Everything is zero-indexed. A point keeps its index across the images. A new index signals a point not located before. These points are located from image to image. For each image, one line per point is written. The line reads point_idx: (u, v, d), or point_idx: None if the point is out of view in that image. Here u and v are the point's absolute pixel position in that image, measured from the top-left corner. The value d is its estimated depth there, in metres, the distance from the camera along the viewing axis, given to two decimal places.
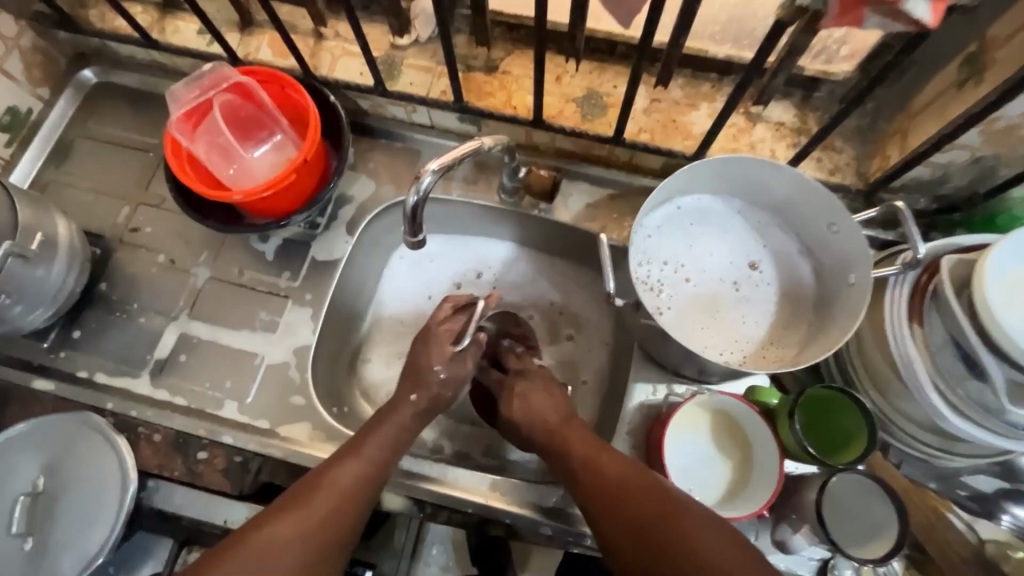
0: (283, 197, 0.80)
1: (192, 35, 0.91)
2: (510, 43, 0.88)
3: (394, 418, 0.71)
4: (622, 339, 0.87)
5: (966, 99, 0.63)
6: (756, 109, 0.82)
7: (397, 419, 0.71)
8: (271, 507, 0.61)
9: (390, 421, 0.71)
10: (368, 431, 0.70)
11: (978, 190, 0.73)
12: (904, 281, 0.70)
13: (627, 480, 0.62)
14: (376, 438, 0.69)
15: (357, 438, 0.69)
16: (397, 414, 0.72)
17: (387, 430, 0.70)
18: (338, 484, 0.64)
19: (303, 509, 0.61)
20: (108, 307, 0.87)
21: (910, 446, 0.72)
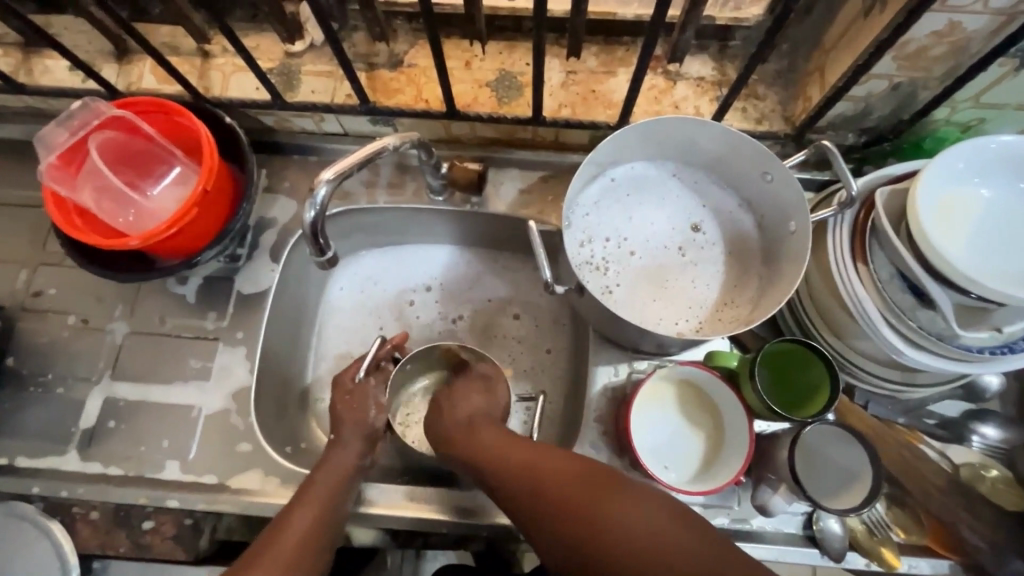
0: (189, 233, 0.74)
1: (63, 73, 0.83)
2: (411, 35, 0.82)
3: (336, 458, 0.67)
4: (579, 323, 0.84)
5: (874, 27, 0.61)
6: (674, 67, 0.79)
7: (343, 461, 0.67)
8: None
9: (342, 449, 0.68)
10: (315, 476, 0.65)
11: (903, 117, 0.72)
12: (843, 222, 0.68)
13: (539, 459, 0.58)
14: (330, 468, 0.66)
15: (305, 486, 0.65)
16: (341, 453, 0.68)
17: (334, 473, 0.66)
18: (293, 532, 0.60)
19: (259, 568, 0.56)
20: (20, 382, 0.79)
21: (874, 385, 0.71)
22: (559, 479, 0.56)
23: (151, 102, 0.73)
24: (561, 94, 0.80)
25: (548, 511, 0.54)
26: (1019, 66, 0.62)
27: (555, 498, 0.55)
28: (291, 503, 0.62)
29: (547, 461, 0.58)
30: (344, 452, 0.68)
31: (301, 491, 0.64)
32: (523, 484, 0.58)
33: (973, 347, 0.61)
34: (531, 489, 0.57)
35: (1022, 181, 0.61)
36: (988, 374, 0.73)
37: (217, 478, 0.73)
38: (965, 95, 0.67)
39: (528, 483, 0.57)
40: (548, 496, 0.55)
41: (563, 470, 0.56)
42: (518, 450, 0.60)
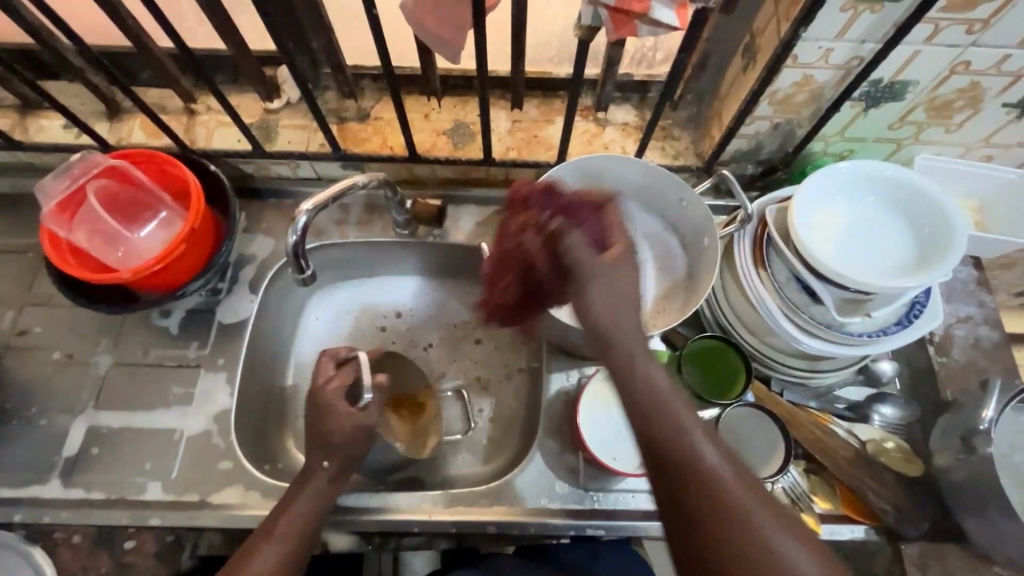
0: (176, 268, 0.82)
1: (58, 130, 0.92)
2: (376, 92, 0.95)
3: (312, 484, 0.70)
4: (534, 338, 0.94)
5: (750, 80, 0.77)
6: (602, 114, 0.94)
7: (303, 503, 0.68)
8: None
9: (302, 493, 0.69)
10: (284, 510, 0.68)
11: (788, 150, 0.87)
12: (745, 235, 0.82)
13: (685, 448, 0.52)
14: (292, 509, 0.67)
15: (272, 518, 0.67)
16: (313, 483, 0.70)
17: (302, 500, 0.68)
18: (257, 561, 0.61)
19: None
20: (4, 416, 0.83)
21: (786, 374, 0.83)
22: (698, 477, 0.51)
23: (144, 154, 0.82)
24: (508, 140, 0.94)
25: (680, 503, 0.52)
26: (864, 108, 0.78)
27: (676, 497, 0.52)
28: (247, 550, 0.63)
29: (686, 458, 0.52)
30: (318, 483, 0.70)
31: (260, 535, 0.64)
32: (654, 463, 0.54)
33: (854, 333, 0.74)
34: (659, 478, 0.53)
35: (875, 197, 0.75)
36: (881, 362, 0.86)
37: (198, 496, 0.78)
38: (831, 132, 0.83)
39: (665, 465, 0.53)
40: (676, 494, 0.52)
41: (704, 473, 0.51)
42: (659, 425, 0.54)
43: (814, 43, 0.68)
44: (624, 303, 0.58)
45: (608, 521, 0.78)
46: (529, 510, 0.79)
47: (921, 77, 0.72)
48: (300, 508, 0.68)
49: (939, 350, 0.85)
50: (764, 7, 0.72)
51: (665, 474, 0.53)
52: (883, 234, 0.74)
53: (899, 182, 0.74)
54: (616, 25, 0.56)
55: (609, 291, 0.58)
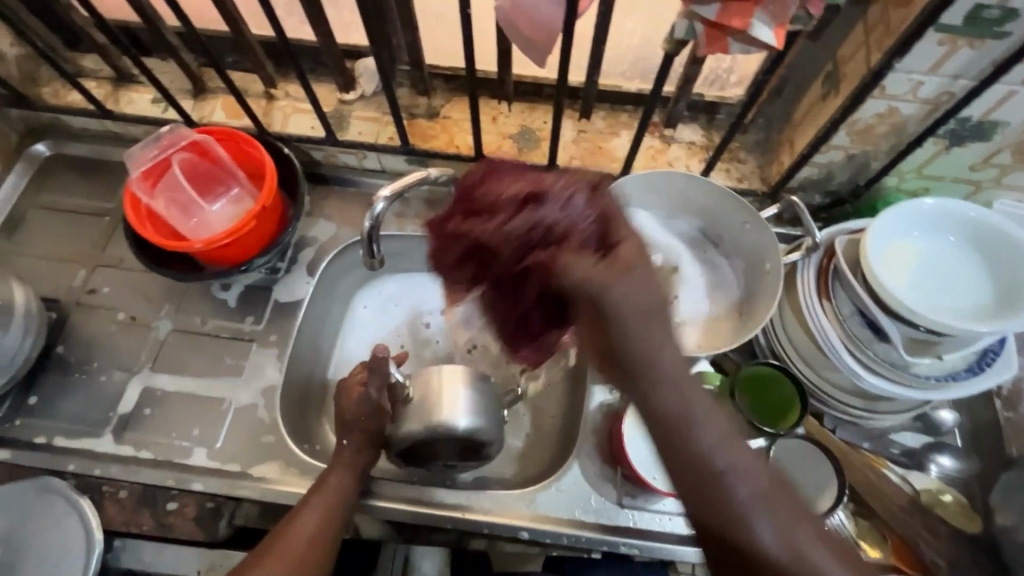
0: (242, 243, 0.84)
1: (146, 104, 0.97)
2: (448, 92, 0.97)
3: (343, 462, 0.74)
4: (580, 347, 0.93)
5: (830, 108, 0.75)
6: (669, 131, 0.94)
7: (336, 481, 0.72)
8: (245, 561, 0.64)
9: (336, 470, 0.73)
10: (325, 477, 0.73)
11: (859, 183, 0.85)
12: (810, 264, 0.80)
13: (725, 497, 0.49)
14: (341, 472, 0.73)
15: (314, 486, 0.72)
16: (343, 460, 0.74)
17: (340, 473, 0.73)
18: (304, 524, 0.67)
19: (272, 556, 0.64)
20: (66, 369, 0.86)
21: (840, 411, 0.80)
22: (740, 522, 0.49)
23: (226, 133, 0.85)
24: (573, 149, 0.94)
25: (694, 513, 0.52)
26: (947, 146, 0.76)
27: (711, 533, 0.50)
28: (300, 509, 0.69)
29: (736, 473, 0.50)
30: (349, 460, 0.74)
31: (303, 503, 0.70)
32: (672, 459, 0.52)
33: (921, 374, 0.72)
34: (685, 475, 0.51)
35: (954, 236, 0.73)
36: (942, 410, 0.82)
37: (240, 466, 0.79)
38: (908, 168, 0.81)
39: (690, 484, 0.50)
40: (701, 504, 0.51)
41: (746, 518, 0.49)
42: (688, 475, 0.50)
43: (905, 75, 0.67)
44: (662, 336, 0.52)
45: (641, 540, 0.76)
46: (563, 520, 0.77)
47: (1014, 118, 0.70)
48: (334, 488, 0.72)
49: (1006, 404, 0.82)
50: (852, 36, 0.71)
51: (709, 513, 0.50)
52: (960, 275, 0.71)
53: (981, 224, 0.71)
54: (708, 41, 0.56)
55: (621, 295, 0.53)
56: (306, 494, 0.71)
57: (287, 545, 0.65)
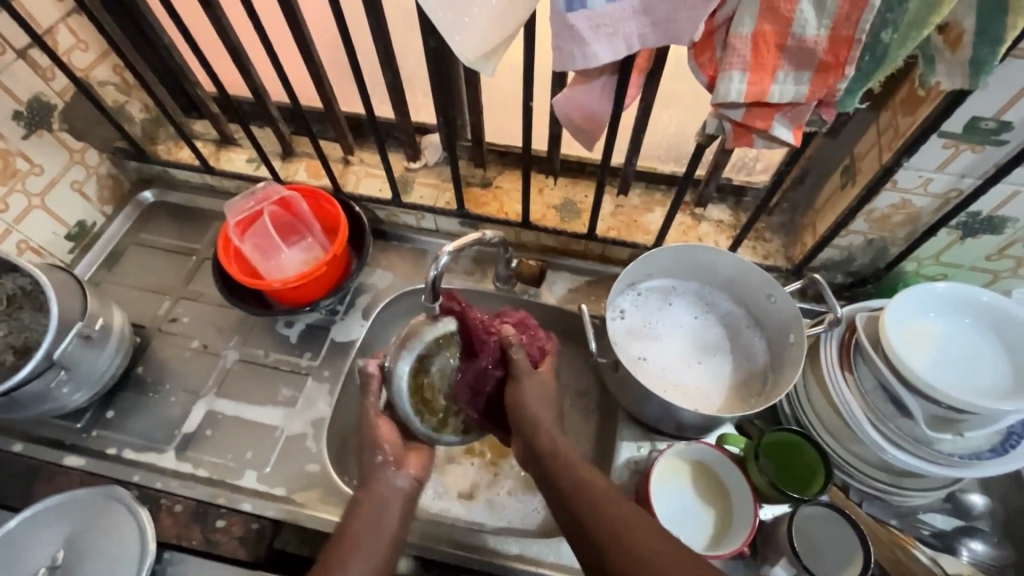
0: (312, 285, 0.95)
1: (242, 163, 1.13)
2: (501, 166, 1.10)
3: (378, 484, 0.73)
4: (609, 404, 0.98)
5: (848, 196, 0.84)
6: (699, 210, 1.03)
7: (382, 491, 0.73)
8: None
9: (374, 487, 0.73)
10: (356, 508, 0.72)
11: (879, 266, 0.92)
12: (832, 337, 0.84)
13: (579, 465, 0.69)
14: (371, 501, 0.72)
15: (345, 518, 0.71)
16: (380, 484, 0.74)
17: (373, 501, 0.72)
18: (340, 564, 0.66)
19: None
20: (142, 388, 0.95)
21: (866, 484, 0.81)
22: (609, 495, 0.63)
23: (308, 191, 0.99)
24: (610, 220, 1.04)
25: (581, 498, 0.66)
26: (961, 237, 0.82)
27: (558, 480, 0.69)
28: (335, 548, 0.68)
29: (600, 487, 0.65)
30: (384, 482, 0.74)
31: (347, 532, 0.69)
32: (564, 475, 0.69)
33: (944, 451, 0.74)
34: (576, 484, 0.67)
35: (970, 319, 0.77)
36: (971, 493, 0.84)
37: (286, 491, 0.85)
38: (926, 255, 0.87)
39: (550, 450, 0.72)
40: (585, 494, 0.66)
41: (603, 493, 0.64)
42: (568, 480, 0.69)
43: (915, 171, 0.75)
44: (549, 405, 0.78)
45: None
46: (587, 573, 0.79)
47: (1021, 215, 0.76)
48: (371, 516, 0.71)
49: None
50: (867, 136, 0.81)
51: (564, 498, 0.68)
52: (978, 357, 0.75)
53: (995, 309, 0.76)
54: (736, 135, 0.65)
55: (535, 398, 0.78)
56: (354, 508, 0.72)
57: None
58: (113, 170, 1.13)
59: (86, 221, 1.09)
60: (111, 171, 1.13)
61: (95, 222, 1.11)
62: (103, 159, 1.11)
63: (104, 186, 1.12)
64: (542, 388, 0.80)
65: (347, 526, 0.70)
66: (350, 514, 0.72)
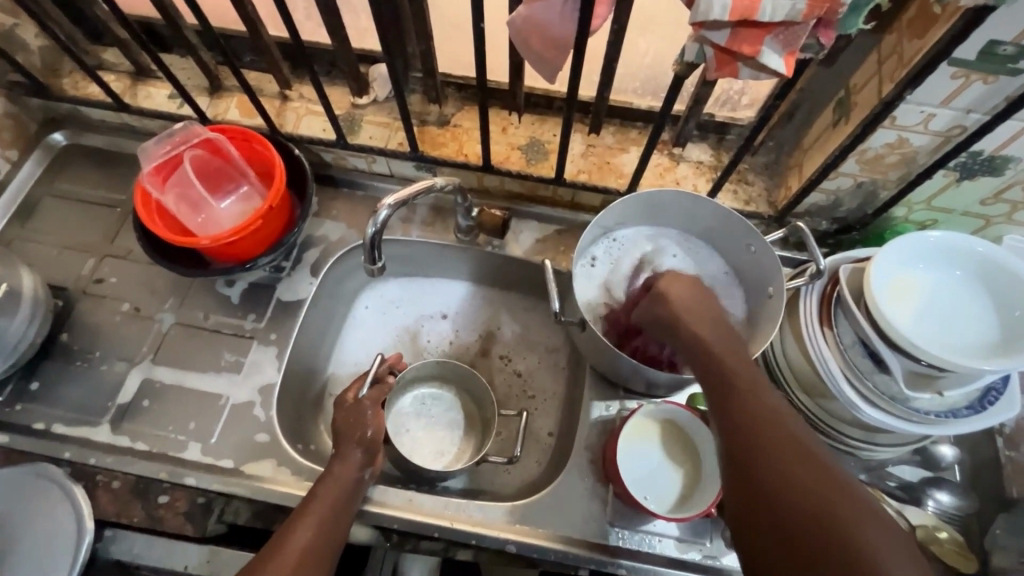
0: (249, 240, 0.85)
1: (162, 99, 0.99)
2: (460, 101, 0.98)
3: (341, 469, 0.73)
4: (577, 362, 0.93)
5: (841, 135, 0.75)
6: (678, 150, 0.94)
7: (345, 472, 0.73)
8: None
9: (346, 461, 0.74)
10: (316, 490, 0.70)
11: (867, 211, 0.85)
12: (813, 291, 0.79)
13: (777, 427, 0.55)
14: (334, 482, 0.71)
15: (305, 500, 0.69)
16: (344, 465, 0.73)
17: (333, 486, 0.71)
18: (290, 548, 0.63)
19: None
20: (69, 356, 0.87)
21: (839, 441, 0.79)
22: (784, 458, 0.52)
23: (237, 131, 0.87)
24: (581, 162, 0.95)
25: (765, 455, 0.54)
26: (958, 179, 0.75)
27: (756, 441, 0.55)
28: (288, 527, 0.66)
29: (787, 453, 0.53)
30: (347, 464, 0.73)
31: (306, 510, 0.67)
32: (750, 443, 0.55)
33: (920, 409, 0.71)
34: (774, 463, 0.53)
35: (961, 270, 0.72)
36: (942, 445, 0.82)
37: (233, 463, 0.80)
38: (917, 199, 0.80)
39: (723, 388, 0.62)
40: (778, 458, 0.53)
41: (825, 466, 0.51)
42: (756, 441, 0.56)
43: (916, 106, 0.67)
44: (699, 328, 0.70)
45: (630, 561, 0.76)
46: (550, 534, 0.77)
47: None
48: (332, 493, 0.70)
49: (1009, 443, 0.81)
50: (865, 64, 0.71)
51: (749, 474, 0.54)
52: (965, 311, 0.71)
53: (987, 259, 0.71)
54: (718, 63, 0.55)
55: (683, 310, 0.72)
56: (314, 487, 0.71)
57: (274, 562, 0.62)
58: (13, 109, 0.98)
59: None
60: (9, 110, 0.98)
61: None
62: None
63: (4, 127, 0.97)
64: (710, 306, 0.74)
65: (306, 509, 0.68)
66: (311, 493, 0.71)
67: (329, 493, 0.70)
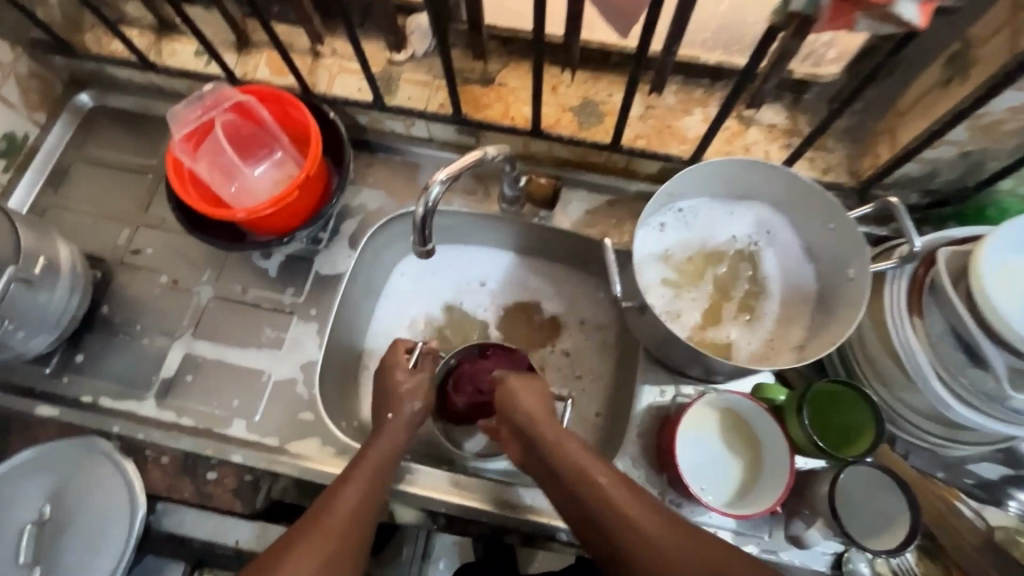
0: (285, 212, 0.80)
1: (189, 56, 0.93)
2: (505, 57, 0.90)
3: (395, 425, 0.73)
4: (628, 343, 0.88)
5: (953, 96, 0.66)
6: (748, 112, 0.85)
7: (400, 428, 0.73)
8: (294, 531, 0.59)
9: (404, 415, 0.74)
10: (372, 443, 0.71)
11: (968, 183, 0.75)
12: (902, 275, 0.71)
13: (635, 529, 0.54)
14: (391, 437, 0.72)
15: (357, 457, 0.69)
16: (394, 425, 0.73)
17: (385, 443, 0.71)
18: (347, 502, 0.64)
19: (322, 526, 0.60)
20: (111, 329, 0.86)
21: (917, 437, 0.73)
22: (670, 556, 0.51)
23: (270, 92, 0.80)
24: (639, 126, 0.86)
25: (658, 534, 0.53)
26: None
27: (640, 547, 0.53)
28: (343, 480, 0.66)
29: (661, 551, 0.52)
30: (400, 421, 0.74)
31: (350, 475, 0.66)
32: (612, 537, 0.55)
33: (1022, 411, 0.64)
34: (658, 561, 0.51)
35: None
36: None
37: (278, 441, 0.79)
38: None
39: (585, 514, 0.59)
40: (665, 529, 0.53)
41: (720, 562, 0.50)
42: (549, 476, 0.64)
43: None
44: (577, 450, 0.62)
45: None
46: None
47: None
48: (383, 448, 0.71)
49: None
50: (994, 11, 0.60)
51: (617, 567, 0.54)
52: None
53: None
54: (833, 15, 0.51)
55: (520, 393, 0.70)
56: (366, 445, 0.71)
57: (333, 513, 0.62)
58: (37, 69, 0.94)
59: (15, 133, 0.92)
60: (34, 70, 0.93)
61: (28, 133, 0.94)
62: (20, 55, 0.91)
63: (29, 89, 0.93)
64: (542, 390, 0.73)
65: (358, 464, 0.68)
66: (364, 448, 0.71)
67: (371, 459, 0.69)
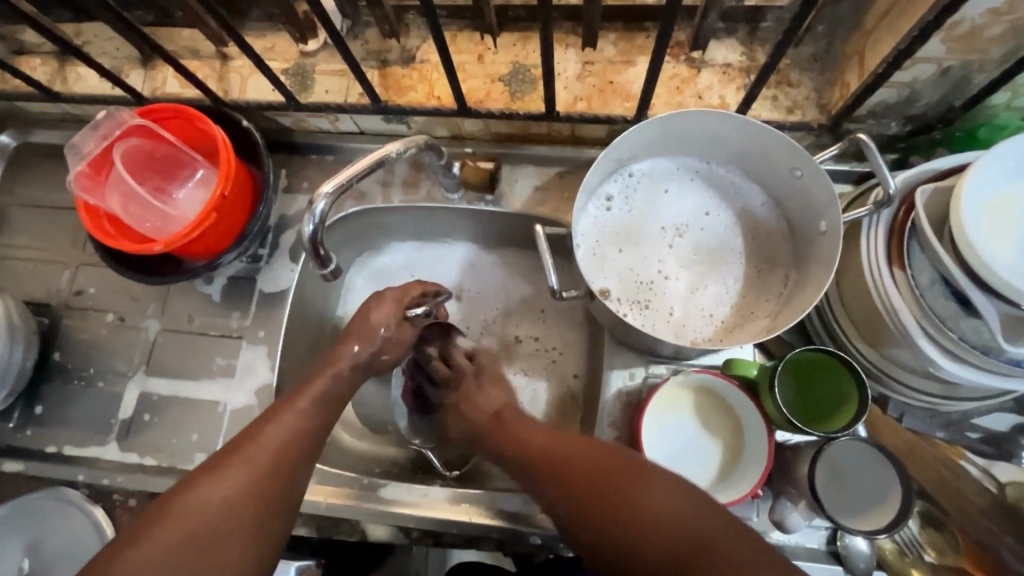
0: (208, 237, 0.75)
1: (95, 80, 0.87)
2: (423, 29, 0.82)
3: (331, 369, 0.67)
4: (596, 326, 0.82)
5: (920, 6, 0.56)
6: (697, 54, 0.75)
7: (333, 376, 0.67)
8: (203, 467, 0.57)
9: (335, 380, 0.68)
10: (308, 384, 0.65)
11: (954, 104, 0.65)
12: (879, 222, 0.63)
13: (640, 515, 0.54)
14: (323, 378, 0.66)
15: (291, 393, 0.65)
16: (335, 366, 0.67)
17: (319, 383, 0.65)
18: (273, 437, 0.60)
19: (240, 460, 0.57)
20: (65, 375, 0.84)
21: (910, 396, 0.67)
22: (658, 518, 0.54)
23: (171, 109, 0.75)
24: (577, 87, 0.77)
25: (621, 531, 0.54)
26: None
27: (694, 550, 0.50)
28: (273, 414, 0.62)
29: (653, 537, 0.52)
30: None
31: (288, 404, 0.63)
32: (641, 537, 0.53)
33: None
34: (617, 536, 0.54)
35: None
36: None
37: None
38: None
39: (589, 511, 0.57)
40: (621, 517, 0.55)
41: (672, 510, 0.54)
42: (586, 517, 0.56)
43: None
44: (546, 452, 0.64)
45: None
46: None
47: None
48: (321, 383, 0.66)
49: None
50: None
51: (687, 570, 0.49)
52: None
53: None
54: None
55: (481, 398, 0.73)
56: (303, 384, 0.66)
57: (255, 450, 0.58)
58: None
59: None
60: None
61: None
62: None
63: None
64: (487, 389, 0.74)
65: (293, 399, 0.64)
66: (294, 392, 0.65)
67: (316, 388, 0.65)
